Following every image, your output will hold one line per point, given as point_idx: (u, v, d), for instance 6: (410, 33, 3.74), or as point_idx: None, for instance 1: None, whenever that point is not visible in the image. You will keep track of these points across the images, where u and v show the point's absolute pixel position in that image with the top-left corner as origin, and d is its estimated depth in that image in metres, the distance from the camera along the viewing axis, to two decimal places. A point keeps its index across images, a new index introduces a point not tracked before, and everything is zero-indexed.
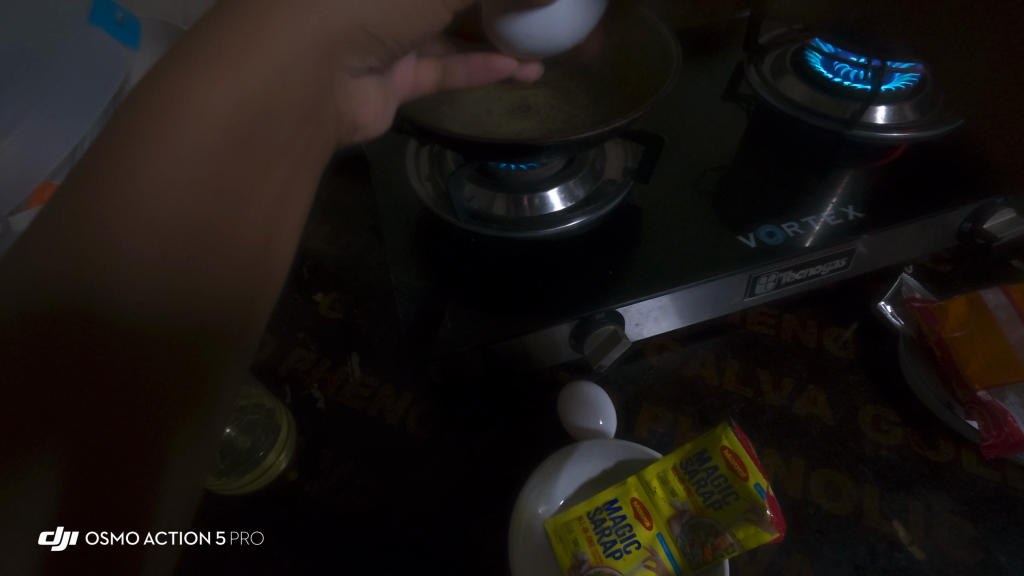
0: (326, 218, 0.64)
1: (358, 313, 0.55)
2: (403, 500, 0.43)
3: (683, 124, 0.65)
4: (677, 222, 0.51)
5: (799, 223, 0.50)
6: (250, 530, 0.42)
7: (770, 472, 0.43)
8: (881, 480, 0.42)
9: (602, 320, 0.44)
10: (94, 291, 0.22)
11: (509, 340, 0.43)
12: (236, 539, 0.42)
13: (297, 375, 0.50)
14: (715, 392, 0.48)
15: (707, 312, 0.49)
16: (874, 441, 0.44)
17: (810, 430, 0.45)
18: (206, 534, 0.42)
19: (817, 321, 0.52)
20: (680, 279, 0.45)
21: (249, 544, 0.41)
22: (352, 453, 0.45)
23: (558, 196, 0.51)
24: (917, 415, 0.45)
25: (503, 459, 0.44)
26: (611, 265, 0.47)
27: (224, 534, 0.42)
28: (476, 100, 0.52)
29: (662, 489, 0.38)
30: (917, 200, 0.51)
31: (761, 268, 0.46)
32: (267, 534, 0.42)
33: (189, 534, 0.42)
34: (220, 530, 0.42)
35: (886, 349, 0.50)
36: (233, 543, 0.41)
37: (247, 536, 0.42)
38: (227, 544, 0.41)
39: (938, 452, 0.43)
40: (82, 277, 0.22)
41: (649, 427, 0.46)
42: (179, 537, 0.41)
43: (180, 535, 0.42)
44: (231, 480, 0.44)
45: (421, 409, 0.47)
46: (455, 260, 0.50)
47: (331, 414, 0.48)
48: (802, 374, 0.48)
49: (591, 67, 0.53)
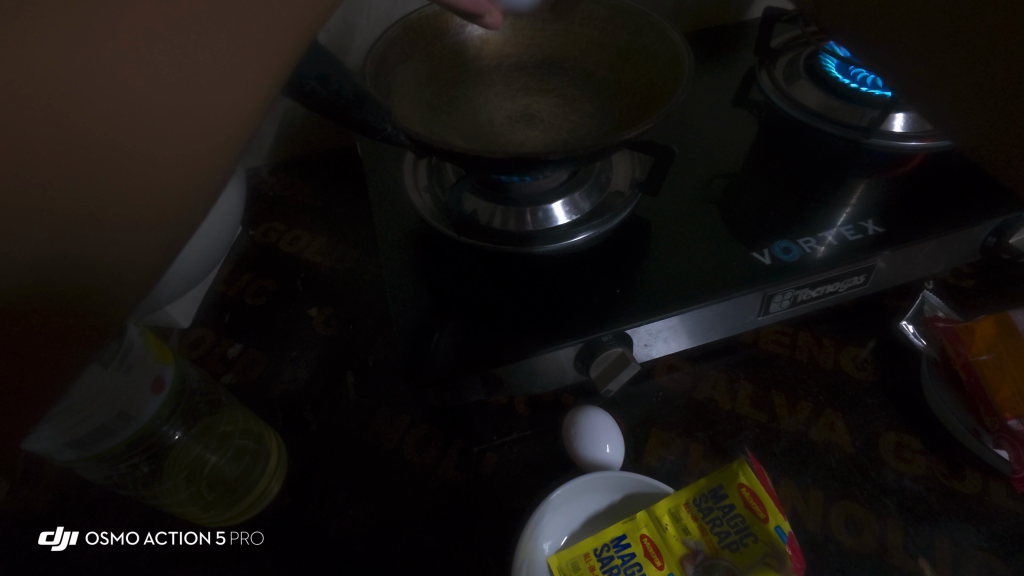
0: (322, 228, 0.62)
1: (353, 330, 0.52)
2: (400, 532, 0.40)
3: (693, 130, 0.62)
4: (687, 237, 0.48)
5: (816, 238, 0.47)
6: (250, 530, 0.41)
7: (787, 505, 0.40)
8: (905, 513, 0.40)
9: (609, 342, 0.41)
10: (96, 271, 0.14)
11: (511, 364, 0.41)
12: (236, 539, 0.40)
13: (290, 396, 0.48)
14: (728, 416, 0.45)
15: (719, 331, 0.47)
16: (897, 471, 0.42)
17: (828, 458, 0.43)
18: (206, 534, 0.41)
19: (834, 340, 0.50)
20: (691, 298, 0.43)
21: (248, 544, 0.40)
22: (346, 481, 0.43)
23: (562, 209, 0.48)
24: (941, 443, 0.43)
25: (505, 488, 0.42)
26: (619, 282, 0.45)
27: (224, 534, 0.41)
28: (476, 108, 0.50)
29: (674, 526, 0.36)
30: (940, 213, 0.49)
31: (777, 286, 0.44)
32: (267, 532, 0.41)
33: (188, 534, 0.41)
34: (220, 530, 0.41)
35: (907, 370, 0.47)
36: (233, 543, 0.40)
37: (247, 536, 0.41)
38: (226, 544, 0.40)
39: (964, 483, 0.41)
40: (70, 255, 0.14)
41: (658, 455, 0.44)
42: (179, 537, 0.40)
43: (180, 535, 0.40)
44: (223, 512, 0.42)
45: (419, 434, 0.45)
46: (455, 275, 0.47)
47: (325, 439, 0.45)
48: (819, 397, 0.46)
49: (596, 74, 0.51)
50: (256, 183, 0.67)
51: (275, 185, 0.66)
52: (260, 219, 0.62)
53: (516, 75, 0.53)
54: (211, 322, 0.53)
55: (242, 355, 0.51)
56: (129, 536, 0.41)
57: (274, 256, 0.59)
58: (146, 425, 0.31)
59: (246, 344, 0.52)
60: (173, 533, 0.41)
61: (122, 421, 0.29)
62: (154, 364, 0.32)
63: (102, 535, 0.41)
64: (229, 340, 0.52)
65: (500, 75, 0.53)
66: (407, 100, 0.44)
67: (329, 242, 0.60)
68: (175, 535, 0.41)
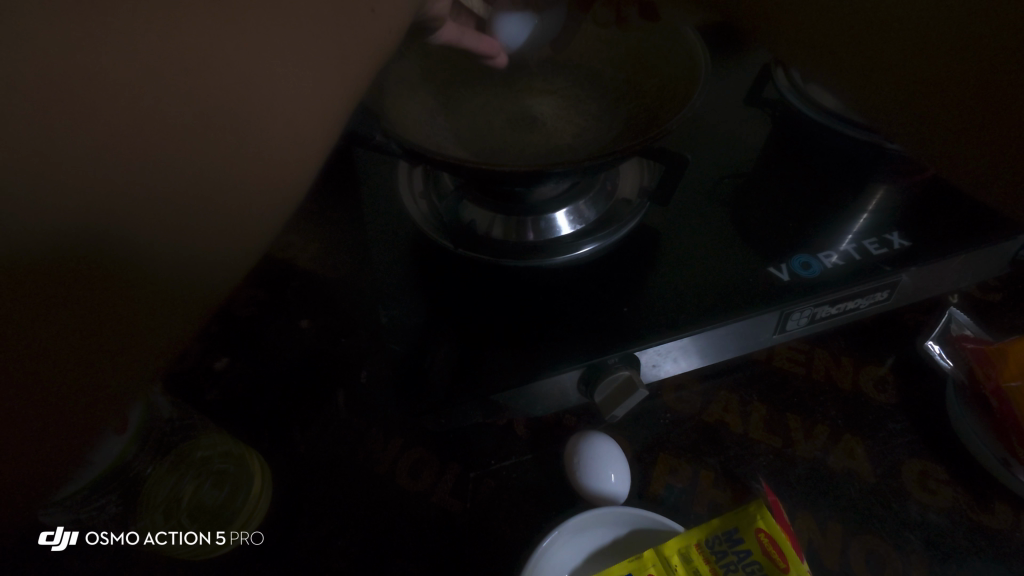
0: (314, 233, 0.59)
1: (344, 343, 0.50)
2: (390, 565, 0.38)
3: (706, 130, 0.59)
4: (698, 249, 0.45)
5: (836, 252, 0.44)
6: (250, 529, 0.40)
7: (803, 538, 0.38)
8: (929, 549, 0.37)
9: (615, 365, 0.39)
10: None
11: (511, 390, 0.38)
12: (236, 539, 0.40)
13: (277, 415, 0.46)
14: (740, 441, 0.43)
15: (732, 350, 0.44)
16: (920, 502, 0.39)
17: (847, 487, 0.40)
18: (206, 533, 0.40)
19: (852, 358, 0.47)
20: (703, 317, 0.40)
21: (249, 544, 0.39)
22: (335, 508, 0.41)
23: (566, 218, 0.45)
24: (967, 472, 0.40)
25: (503, 518, 0.40)
26: (626, 300, 0.42)
27: (224, 534, 0.40)
28: (475, 110, 0.47)
29: (684, 568, 0.33)
30: (969, 226, 0.46)
31: (797, 304, 0.41)
32: (267, 533, 0.40)
33: (188, 534, 0.39)
34: (221, 530, 0.40)
35: (931, 393, 0.45)
36: (233, 543, 0.39)
37: (247, 536, 0.40)
38: (226, 545, 0.39)
39: (993, 517, 0.38)
40: None
41: (665, 483, 0.41)
42: (178, 536, 0.39)
43: (180, 535, 0.39)
44: (210, 541, 0.39)
45: (412, 458, 0.43)
46: (452, 289, 0.45)
47: (314, 462, 0.43)
48: (837, 421, 0.43)
49: (602, 75, 0.48)
50: None
51: None
52: None
53: (519, 75, 0.50)
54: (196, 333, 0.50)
55: (228, 370, 0.48)
56: (129, 536, 0.40)
57: (263, 262, 0.56)
58: (115, 463, 0.32)
59: (233, 358, 0.49)
60: (173, 533, 0.40)
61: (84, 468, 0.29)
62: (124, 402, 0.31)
63: (102, 535, 0.40)
64: (215, 353, 0.49)
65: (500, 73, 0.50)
66: (404, 101, 0.41)
67: (319, 248, 0.57)
68: (175, 535, 0.40)
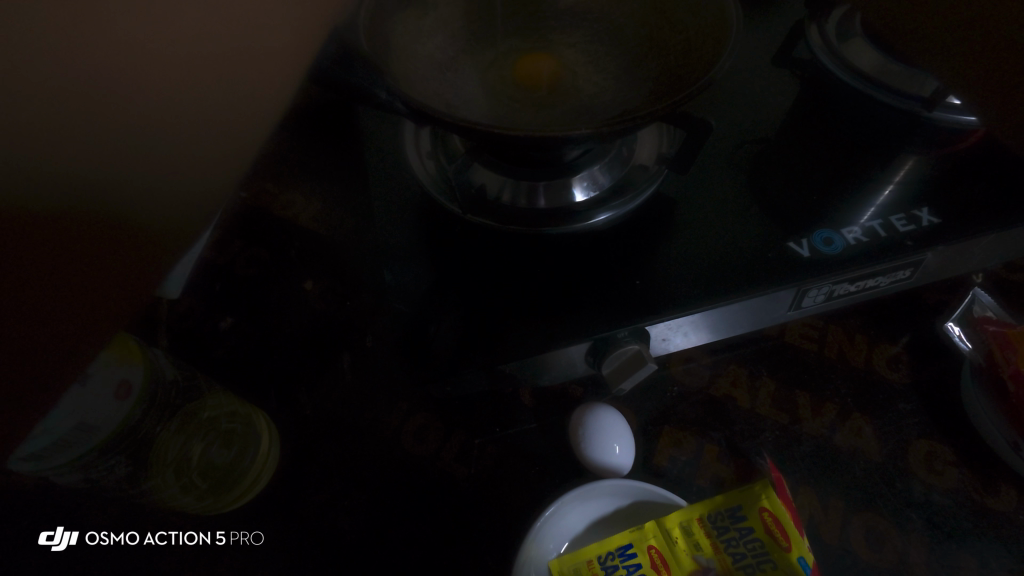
0: (319, 192, 0.57)
1: (349, 306, 0.49)
2: (394, 527, 0.39)
3: (730, 92, 0.55)
4: (713, 219, 0.44)
5: (861, 228, 0.42)
6: (249, 530, 0.39)
7: (804, 514, 0.38)
8: (931, 528, 0.37)
9: (625, 339, 0.38)
10: None
11: (518, 360, 0.38)
12: (236, 539, 0.39)
13: (284, 376, 0.46)
14: (747, 416, 0.42)
15: (744, 326, 0.43)
16: (925, 482, 0.39)
17: (852, 465, 0.40)
18: (206, 533, 0.39)
19: (867, 336, 0.46)
20: (718, 292, 0.39)
21: (249, 544, 0.39)
22: (341, 470, 0.41)
23: (579, 185, 0.44)
24: (976, 454, 0.40)
25: (507, 485, 0.40)
26: (639, 273, 0.41)
27: (224, 534, 0.39)
28: (485, 67, 0.44)
29: (684, 540, 0.34)
30: (998, 202, 0.44)
31: (816, 281, 0.39)
32: (267, 535, 0.39)
33: (188, 534, 0.39)
34: (220, 529, 0.40)
35: (944, 373, 0.44)
36: (233, 543, 0.39)
37: (246, 536, 0.39)
38: (226, 545, 0.39)
39: (998, 499, 0.38)
40: None
41: (669, 455, 0.41)
42: (178, 537, 0.39)
43: (180, 535, 0.39)
44: (222, 499, 0.41)
45: (417, 423, 0.43)
46: (458, 255, 0.43)
47: (320, 425, 0.43)
48: (847, 399, 0.43)
49: (624, 29, 0.45)
50: None
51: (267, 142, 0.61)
52: (250, 180, 0.57)
53: (531, 28, 0.47)
54: (201, 292, 0.50)
55: (234, 330, 0.48)
56: (129, 536, 0.39)
57: (266, 221, 0.54)
58: (119, 425, 0.32)
59: (237, 318, 0.49)
60: (173, 532, 0.39)
61: (84, 432, 0.30)
62: (121, 366, 0.33)
63: (102, 535, 0.39)
64: (221, 313, 0.49)
65: (513, 27, 0.47)
66: (409, 55, 0.39)
67: (323, 208, 0.56)
68: (175, 535, 0.39)
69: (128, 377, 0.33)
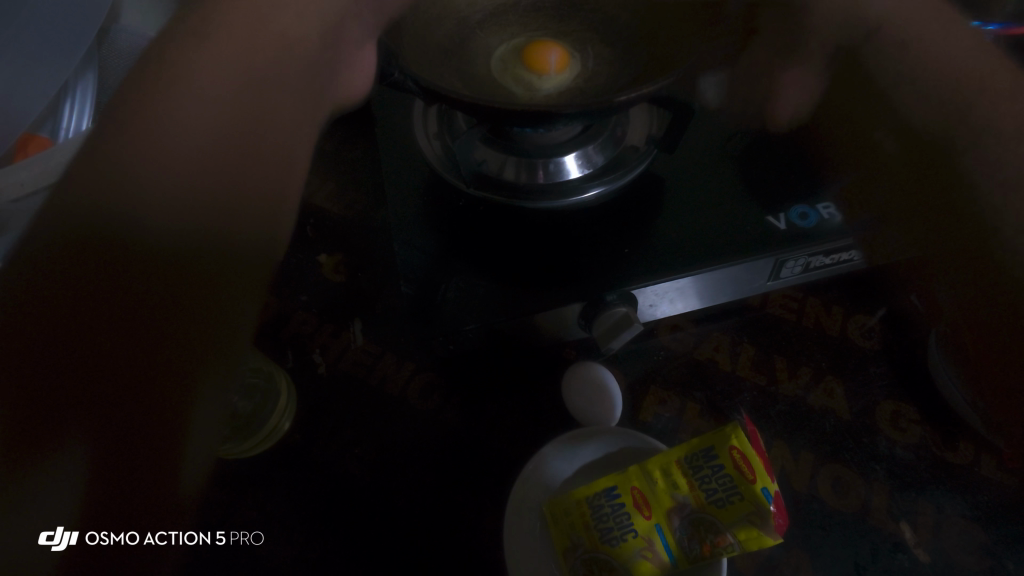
0: (332, 172, 0.61)
1: (361, 277, 0.53)
2: (401, 474, 0.42)
3: None
4: (698, 192, 0.47)
5: (835, 204, 0.46)
6: (249, 530, 0.41)
7: (777, 465, 0.42)
8: (892, 479, 0.41)
9: (614, 302, 0.42)
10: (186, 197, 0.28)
11: (517, 319, 0.42)
12: (236, 539, 0.41)
13: (300, 338, 0.50)
14: (728, 377, 0.46)
15: (727, 294, 0.47)
16: (890, 439, 0.42)
17: (824, 422, 0.43)
18: (206, 533, 0.41)
19: (842, 307, 0.49)
20: (701, 261, 0.42)
21: (249, 544, 0.41)
22: (352, 423, 0.45)
23: (574, 161, 0.47)
24: (938, 413, 0.43)
25: (506, 436, 0.44)
26: (628, 243, 0.44)
27: (224, 534, 0.41)
28: (487, 52, 0.48)
29: (664, 480, 0.38)
30: None
31: (790, 252, 0.43)
32: (266, 535, 0.41)
33: None
34: (220, 530, 0.41)
35: (913, 341, 0.47)
36: (233, 543, 0.41)
37: (247, 536, 0.41)
38: (226, 544, 0.41)
39: (957, 454, 0.41)
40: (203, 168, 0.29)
41: (654, 412, 0.44)
42: None
43: None
44: (237, 445, 0.43)
45: (423, 379, 0.46)
46: (463, 227, 0.47)
47: (334, 381, 0.47)
48: (821, 363, 0.46)
49: (619, 17, 0.48)
50: None
51: None
52: None
53: (532, 16, 0.51)
54: None
55: None
56: None
57: None
58: None
59: None
60: None
61: None
62: None
63: None
64: None
65: (518, 15, 0.51)
66: (418, 41, 0.44)
67: (336, 186, 0.60)
68: None
69: None
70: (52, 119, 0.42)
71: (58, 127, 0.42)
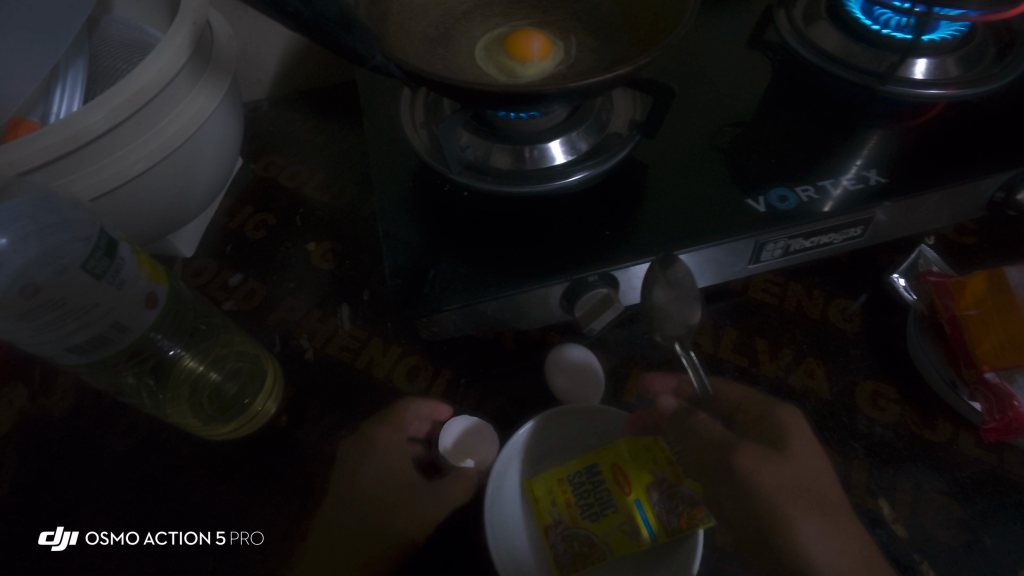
0: (321, 164, 0.62)
1: (349, 265, 0.54)
2: None
3: (706, 70, 0.59)
4: (679, 179, 0.48)
5: (815, 187, 0.46)
6: (249, 530, 0.40)
7: None
8: (871, 457, 0.41)
9: (595, 283, 0.43)
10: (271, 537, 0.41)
11: (501, 298, 0.42)
12: (236, 539, 0.40)
13: (288, 324, 0.50)
14: (710, 359, 0.46)
15: (710, 277, 0.47)
16: (870, 418, 0.43)
17: (804, 403, 0.44)
18: (205, 533, 0.40)
19: (824, 291, 0.50)
20: (682, 242, 0.43)
21: (248, 544, 0.39)
22: (338, 407, 0.45)
23: (560, 147, 0.47)
24: (918, 392, 0.44)
25: (490, 417, 0.44)
26: (610, 225, 0.45)
27: (224, 534, 0.40)
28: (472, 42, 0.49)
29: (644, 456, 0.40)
30: (946, 166, 0.47)
31: (769, 234, 0.44)
32: (266, 535, 0.40)
33: (188, 534, 0.40)
34: (220, 530, 0.40)
35: (893, 322, 0.47)
36: (233, 543, 0.40)
37: (246, 536, 0.40)
38: (226, 545, 0.40)
39: (935, 432, 0.42)
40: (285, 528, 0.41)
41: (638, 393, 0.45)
42: (178, 537, 0.40)
43: (179, 535, 0.40)
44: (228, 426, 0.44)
45: (409, 363, 0.47)
46: (449, 212, 0.48)
47: (321, 365, 0.48)
48: (802, 345, 0.47)
49: (600, 7, 0.49)
50: (256, 116, 0.66)
51: (276, 119, 0.66)
52: (257, 153, 0.62)
53: (517, 7, 0.52)
54: (212, 252, 0.54)
55: (242, 284, 0.52)
56: (129, 537, 0.40)
57: (275, 192, 0.59)
58: (144, 333, 0.38)
59: (246, 274, 0.53)
60: (173, 533, 0.40)
61: (118, 331, 0.36)
62: (149, 281, 0.38)
63: (101, 535, 0.40)
64: (231, 270, 0.53)
65: (502, 6, 0.51)
66: (402, 30, 0.44)
67: (325, 178, 0.60)
68: (175, 535, 0.40)
69: (156, 289, 0.38)
70: (43, 104, 0.42)
71: (49, 111, 0.42)
